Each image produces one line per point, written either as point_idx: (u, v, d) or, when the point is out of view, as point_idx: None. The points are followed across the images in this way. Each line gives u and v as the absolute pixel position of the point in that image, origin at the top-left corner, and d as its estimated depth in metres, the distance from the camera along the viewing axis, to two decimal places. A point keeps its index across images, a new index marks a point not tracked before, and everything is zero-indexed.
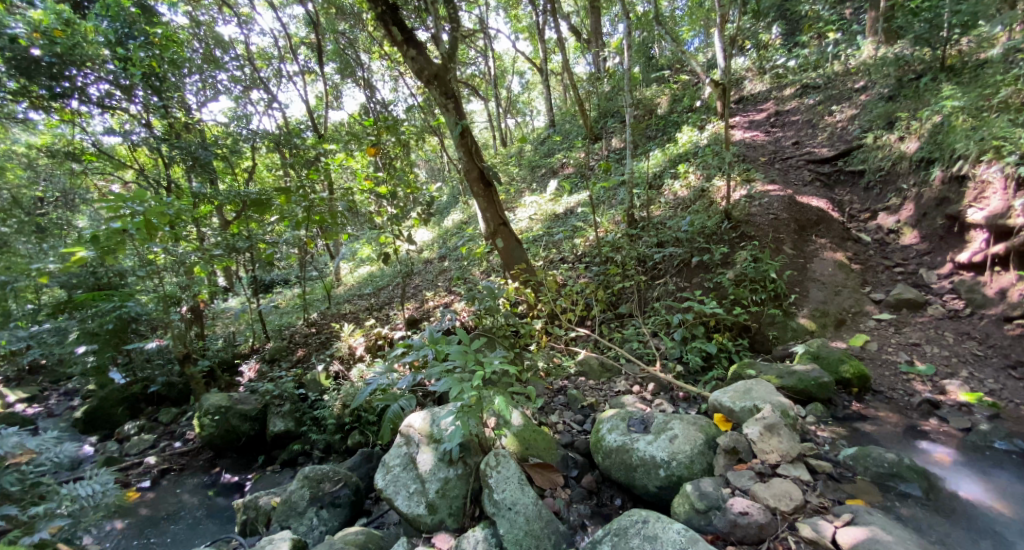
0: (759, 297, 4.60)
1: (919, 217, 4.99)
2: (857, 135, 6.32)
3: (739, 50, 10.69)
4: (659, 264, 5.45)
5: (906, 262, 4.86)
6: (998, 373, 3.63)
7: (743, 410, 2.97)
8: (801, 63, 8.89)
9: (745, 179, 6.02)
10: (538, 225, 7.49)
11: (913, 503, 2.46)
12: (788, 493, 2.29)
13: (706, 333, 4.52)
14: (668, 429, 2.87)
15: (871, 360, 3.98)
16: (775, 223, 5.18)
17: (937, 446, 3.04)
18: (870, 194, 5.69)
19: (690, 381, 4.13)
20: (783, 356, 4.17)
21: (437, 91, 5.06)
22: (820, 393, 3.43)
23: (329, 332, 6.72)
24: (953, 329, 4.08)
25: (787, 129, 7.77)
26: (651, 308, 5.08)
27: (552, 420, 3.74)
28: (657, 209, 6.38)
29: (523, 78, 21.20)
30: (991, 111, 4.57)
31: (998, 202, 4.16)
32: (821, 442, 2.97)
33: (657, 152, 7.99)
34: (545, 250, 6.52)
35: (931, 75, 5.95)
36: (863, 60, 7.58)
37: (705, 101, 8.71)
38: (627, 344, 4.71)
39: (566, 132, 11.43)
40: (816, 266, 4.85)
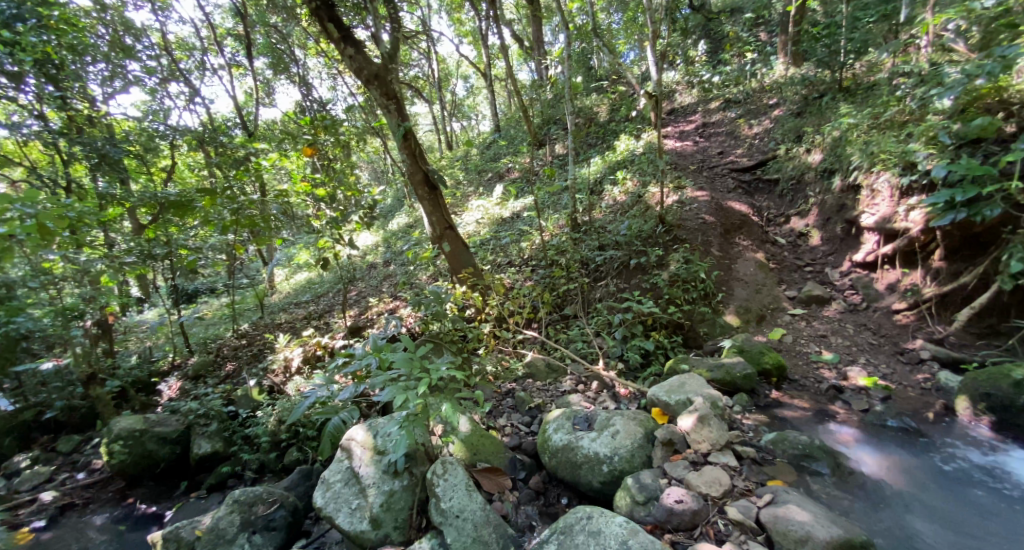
0: (691, 296, 4.92)
1: (824, 221, 5.55)
2: (771, 146, 6.91)
3: (670, 64, 11.36)
4: (601, 266, 5.64)
5: (814, 262, 5.41)
6: (889, 360, 4.12)
7: (679, 403, 3.15)
8: (724, 78, 9.57)
9: (676, 186, 6.39)
10: (485, 229, 7.52)
11: (823, 482, 2.70)
12: (717, 479, 2.44)
13: (645, 331, 4.77)
14: (609, 425, 2.98)
15: (787, 351, 4.37)
16: (703, 228, 5.56)
17: (842, 427, 3.38)
18: (784, 200, 6.23)
19: (631, 378, 4.33)
20: (712, 350, 4.51)
21: (377, 92, 4.90)
22: (745, 384, 3.71)
23: (262, 344, 6.33)
24: (854, 322, 4.61)
25: (712, 140, 8.39)
26: (594, 309, 5.26)
27: (500, 424, 3.73)
28: (598, 213, 6.60)
29: (467, 83, 21.14)
30: (876, 127, 5.12)
31: (886, 208, 4.73)
32: (746, 430, 3.21)
33: (597, 159, 8.31)
34: (493, 254, 6.54)
35: (831, 94, 6.64)
36: (776, 79, 8.33)
37: (640, 112, 9.18)
38: (573, 344, 4.85)
39: (511, 137, 11.57)
40: (740, 266, 5.25)
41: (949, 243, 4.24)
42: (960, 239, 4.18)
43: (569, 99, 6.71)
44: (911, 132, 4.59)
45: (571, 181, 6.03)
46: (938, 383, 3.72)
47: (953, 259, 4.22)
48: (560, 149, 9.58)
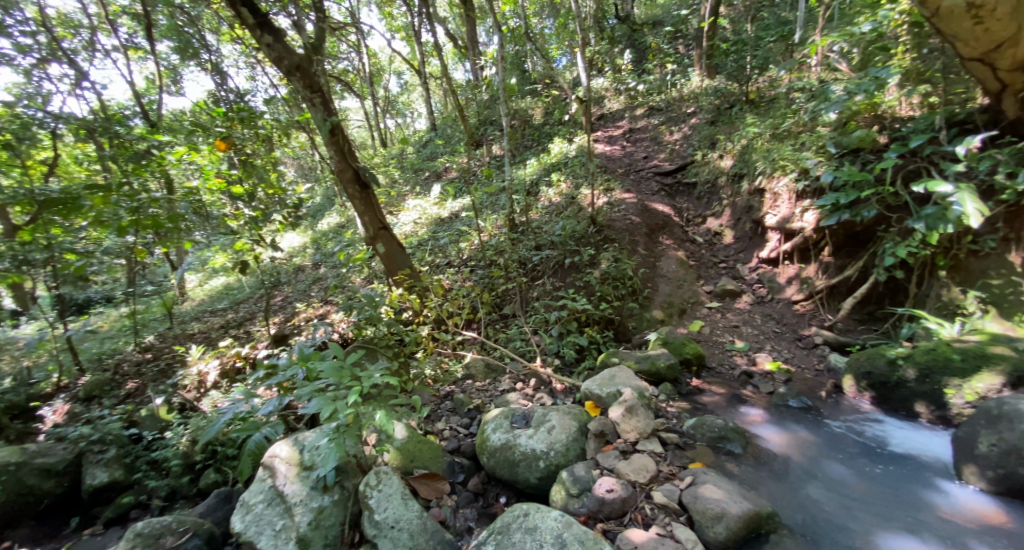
0: (621, 293, 5.17)
1: (734, 222, 6.07)
2: (690, 152, 7.43)
3: (598, 71, 11.82)
4: (538, 266, 5.73)
5: (728, 258, 5.89)
6: (790, 346, 4.60)
7: (610, 395, 3.28)
8: (647, 87, 10.13)
9: (606, 189, 6.67)
10: (422, 229, 7.36)
11: (736, 460, 2.95)
12: (644, 466, 2.57)
13: (579, 327, 4.92)
14: (546, 421, 3.04)
15: (706, 342, 4.73)
16: (631, 228, 5.85)
17: (752, 409, 3.71)
18: (702, 202, 6.71)
19: (566, 374, 4.45)
20: (640, 343, 4.77)
21: (300, 84, 4.60)
22: (670, 374, 3.96)
23: (171, 357, 5.72)
24: (762, 312, 5.09)
25: (638, 144, 8.86)
26: (531, 308, 5.34)
27: (437, 428, 3.66)
28: (535, 213, 6.69)
29: (400, 79, 20.58)
30: (776, 136, 5.67)
31: (786, 209, 5.26)
32: (670, 417, 3.42)
33: (533, 161, 8.45)
34: (431, 254, 6.40)
35: (739, 105, 7.27)
36: (693, 89, 8.96)
37: (572, 116, 9.47)
38: (511, 343, 4.89)
39: (447, 136, 11.43)
40: (664, 264, 5.60)
41: (836, 240, 4.84)
42: (844, 237, 4.81)
43: (503, 100, 6.73)
44: (804, 142, 5.15)
45: (508, 182, 6.07)
46: (829, 364, 4.21)
47: (839, 254, 4.85)
48: (496, 150, 9.62)
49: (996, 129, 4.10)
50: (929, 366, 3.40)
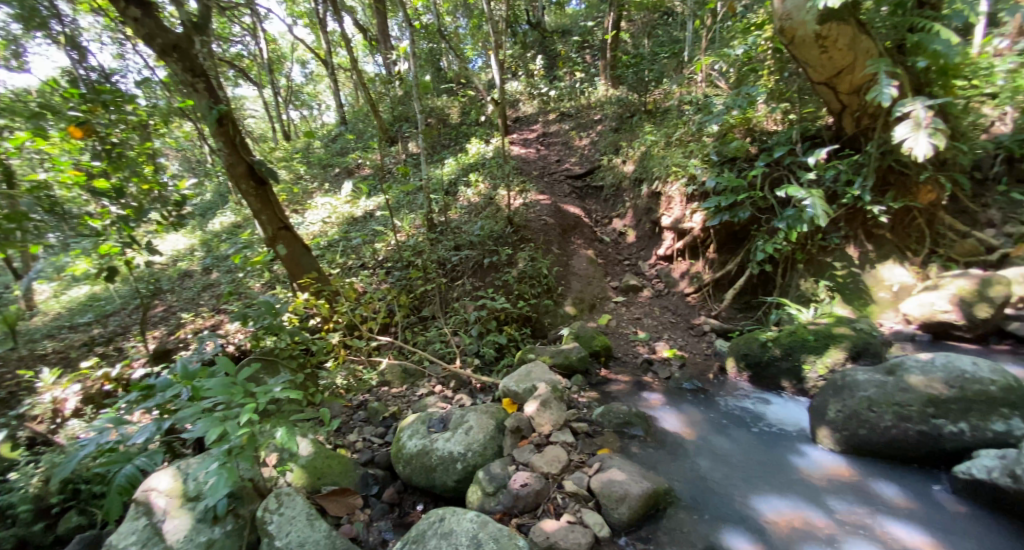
0: (537, 291, 5.32)
1: (636, 222, 6.53)
2: (597, 157, 7.86)
3: (512, 74, 12.04)
4: (457, 266, 5.68)
5: (633, 256, 6.33)
6: (684, 334, 5.07)
7: (526, 391, 3.35)
8: (559, 93, 10.53)
9: (522, 190, 6.82)
10: (333, 229, 6.91)
11: (638, 442, 3.17)
12: (556, 457, 2.67)
13: (498, 326, 4.97)
14: (463, 422, 3.03)
15: (613, 334, 5.04)
16: (545, 228, 6.05)
17: (653, 394, 4.03)
18: (608, 204, 7.13)
19: (485, 373, 4.47)
20: (556, 338, 4.95)
21: (178, 65, 4.09)
22: (581, 366, 4.14)
23: (14, 384, 4.73)
24: (662, 305, 5.54)
25: (552, 148, 9.17)
26: (450, 309, 5.28)
27: (348, 440, 3.46)
28: (454, 213, 6.60)
29: (305, 68, 19.15)
30: (670, 143, 6.18)
31: (678, 211, 5.75)
32: (582, 407, 3.59)
33: (450, 160, 8.35)
34: (343, 256, 6.02)
35: (639, 114, 7.85)
36: (600, 97, 9.49)
37: (488, 117, 9.54)
38: (430, 346, 4.79)
39: (359, 131, 10.87)
40: (576, 262, 5.87)
41: (719, 238, 5.42)
42: (725, 236, 5.42)
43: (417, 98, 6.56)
44: (693, 149, 5.69)
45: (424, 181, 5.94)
46: (715, 349, 4.72)
47: (722, 251, 5.45)
48: (412, 148, 9.35)
49: (840, 143, 4.92)
50: (791, 345, 3.97)
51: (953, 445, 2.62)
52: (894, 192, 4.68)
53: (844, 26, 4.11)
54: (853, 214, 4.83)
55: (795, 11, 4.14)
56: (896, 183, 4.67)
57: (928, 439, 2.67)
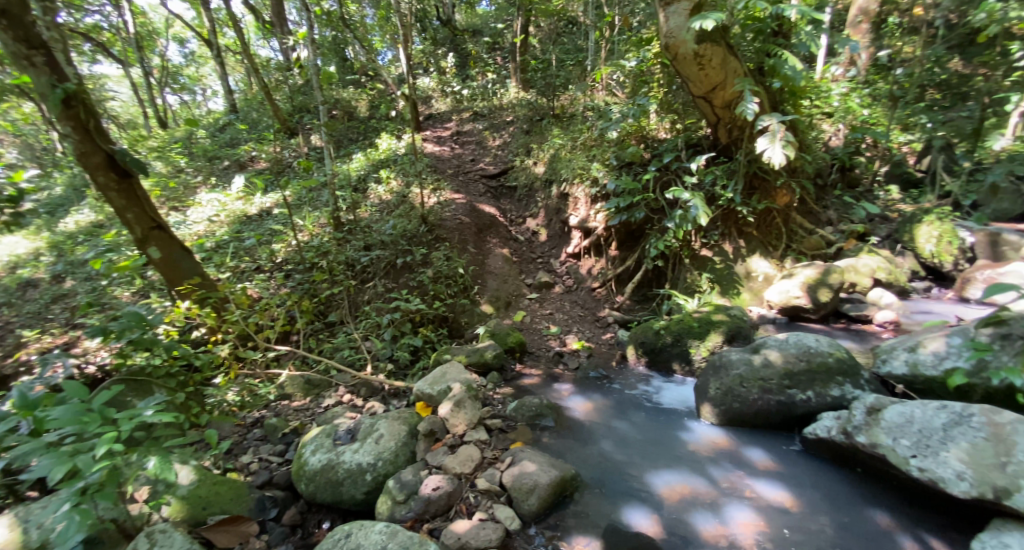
0: (452, 290, 5.27)
1: (548, 221, 6.75)
2: (510, 157, 8.00)
3: (424, 70, 11.78)
4: (368, 267, 5.41)
5: (545, 254, 6.54)
6: (592, 327, 5.37)
7: (440, 393, 3.30)
8: (471, 92, 10.54)
9: (435, 188, 6.71)
10: (222, 229, 6.18)
11: (549, 432, 3.30)
12: (469, 456, 2.68)
13: (413, 328, 4.84)
14: (373, 430, 2.91)
15: (527, 330, 5.18)
16: (460, 227, 6.03)
17: (564, 385, 4.20)
18: (522, 204, 7.29)
19: (399, 377, 4.33)
20: (472, 337, 4.96)
21: (6, 32, 3.35)
22: (495, 363, 4.19)
23: None
24: (572, 300, 5.81)
25: (466, 147, 9.14)
26: (361, 312, 5.04)
27: (241, 462, 3.13)
28: (363, 211, 6.28)
29: (185, 47, 16.93)
30: (575, 145, 6.48)
31: (584, 211, 6.06)
32: (496, 403, 3.63)
33: (358, 156, 7.93)
34: (235, 258, 5.41)
35: (548, 117, 8.13)
36: (512, 98, 9.66)
37: (399, 112, 9.22)
38: (338, 353, 4.52)
39: (253, 120, 9.87)
40: (491, 261, 5.93)
41: (619, 237, 5.82)
42: (624, 234, 5.84)
43: (318, 88, 6.11)
44: (595, 153, 6.04)
45: (330, 177, 5.58)
46: (618, 339, 5.07)
47: (622, 248, 5.84)
48: (316, 141, 8.73)
49: (717, 151, 5.54)
50: (680, 332, 4.40)
51: (803, 410, 3.08)
52: (758, 194, 5.38)
53: (716, 47, 4.65)
54: (727, 214, 5.46)
55: (677, 30, 4.64)
56: (760, 187, 5.38)
57: (786, 407, 3.12)
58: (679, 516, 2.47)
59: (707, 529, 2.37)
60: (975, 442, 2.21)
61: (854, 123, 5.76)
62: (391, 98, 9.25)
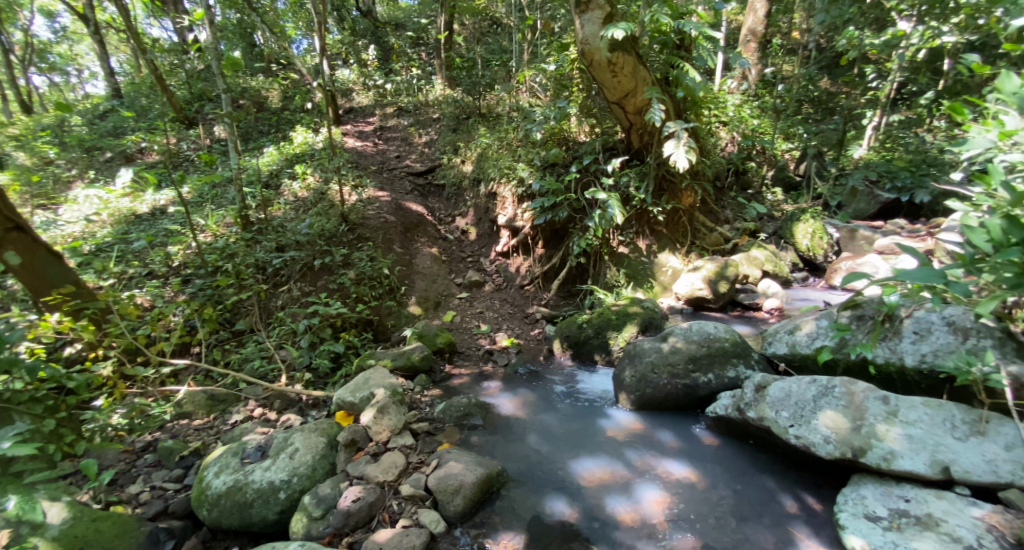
0: (377, 292, 5.07)
1: (477, 220, 6.73)
2: (437, 155, 7.87)
3: (343, 62, 11.21)
4: (281, 270, 5.04)
5: (474, 254, 6.52)
6: (521, 324, 5.46)
7: (362, 399, 3.17)
8: (395, 87, 10.22)
9: (357, 185, 6.42)
10: (103, 229, 5.40)
11: (476, 431, 3.30)
12: (393, 463, 2.61)
13: (334, 333, 4.57)
14: (287, 446, 2.73)
15: (457, 330, 5.16)
16: (384, 226, 5.84)
17: (492, 383, 4.23)
18: (450, 203, 7.20)
19: (319, 386, 4.09)
20: (398, 341, 4.81)
21: None
22: (423, 365, 4.10)
23: None
24: (502, 298, 5.86)
25: (390, 143, 8.83)
26: (274, 319, 4.67)
27: (129, 492, 2.76)
28: (276, 210, 5.83)
29: (52, 18, 14.57)
30: (501, 145, 6.52)
31: (511, 210, 6.13)
32: (423, 407, 3.57)
33: (270, 149, 7.35)
34: (121, 262, 4.76)
35: (474, 115, 8.11)
36: (437, 95, 9.50)
37: (316, 104, 8.69)
38: (248, 364, 4.16)
39: (142, 107, 8.76)
40: (419, 261, 5.80)
41: (545, 236, 5.99)
42: (549, 233, 6.02)
43: (217, 72, 5.50)
44: (520, 153, 6.15)
45: (235, 171, 5.09)
46: (545, 334, 5.20)
47: (548, 247, 6.03)
48: (220, 133, 7.95)
49: (630, 155, 5.88)
50: (601, 325, 4.62)
51: (706, 392, 3.39)
52: (667, 195, 5.81)
53: (626, 56, 4.94)
54: (640, 214, 5.84)
55: (592, 38, 4.85)
56: (669, 188, 5.81)
57: (692, 390, 3.41)
58: (598, 500, 2.60)
59: (622, 510, 2.52)
60: (838, 410, 2.58)
61: (746, 132, 6.42)
62: (306, 89, 8.66)
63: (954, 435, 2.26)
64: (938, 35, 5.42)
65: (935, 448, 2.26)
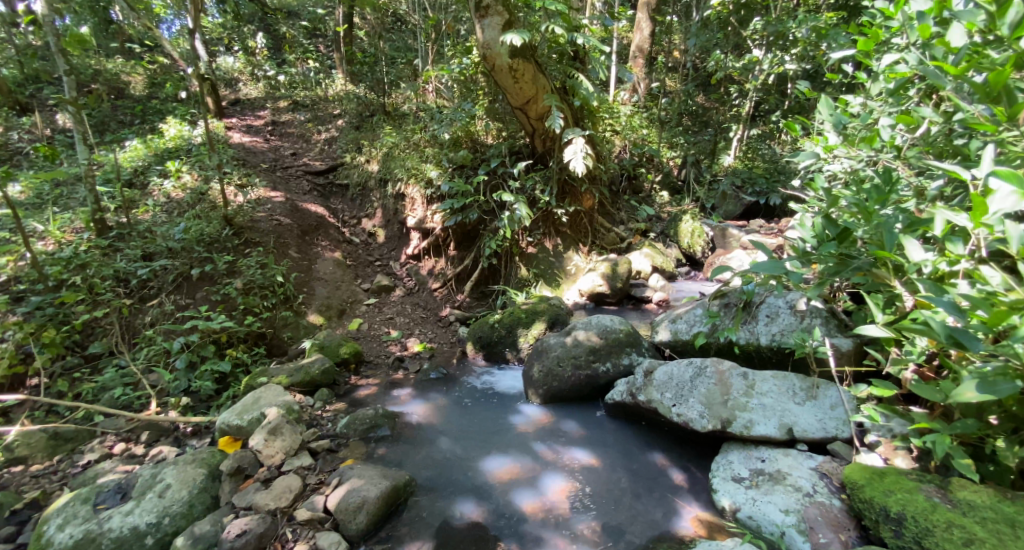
0: (271, 302, 4.63)
1: (385, 222, 6.45)
2: (339, 153, 7.43)
3: (226, 48, 10.14)
4: (150, 282, 4.40)
5: (383, 257, 6.26)
6: (433, 327, 5.37)
7: (251, 421, 2.89)
8: (289, 79, 9.46)
9: (243, 184, 5.81)
10: None
11: (384, 441, 3.18)
12: (286, 488, 2.43)
13: (218, 351, 4.08)
14: (155, 484, 2.41)
15: (364, 338, 4.94)
16: (278, 229, 5.38)
17: (403, 390, 4.10)
18: (355, 204, 6.83)
19: (201, 411, 3.64)
20: (296, 354, 4.45)
21: None
22: (324, 379, 3.85)
23: None
24: (413, 302, 5.73)
25: (285, 139, 8.15)
26: (141, 338, 4.06)
27: None
28: (143, 212, 5.05)
29: None
30: (407, 145, 6.33)
31: (420, 212, 5.95)
32: (325, 423, 3.35)
33: (134, 143, 6.37)
34: None
35: (378, 113, 7.78)
36: (337, 90, 8.95)
37: (193, 93, 7.73)
38: (106, 393, 3.56)
39: None
40: (319, 266, 5.45)
41: (456, 238, 5.95)
42: (461, 235, 5.99)
43: (57, 50, 4.61)
44: (427, 154, 6.01)
45: (86, 167, 4.29)
46: (459, 336, 5.18)
47: (460, 248, 5.98)
48: (65, 122, 6.72)
49: (535, 159, 6.08)
50: (511, 324, 4.71)
51: (606, 381, 3.63)
52: (570, 198, 6.10)
53: (526, 63, 5.11)
54: (546, 216, 6.07)
55: (492, 43, 4.94)
56: (570, 191, 6.10)
57: (593, 380, 3.62)
58: (506, 497, 2.65)
59: (529, 504, 2.60)
60: (710, 387, 2.92)
61: (637, 140, 7.00)
62: (179, 76, 7.65)
63: (795, 401, 2.68)
64: (783, 63, 6.40)
65: (782, 413, 2.66)
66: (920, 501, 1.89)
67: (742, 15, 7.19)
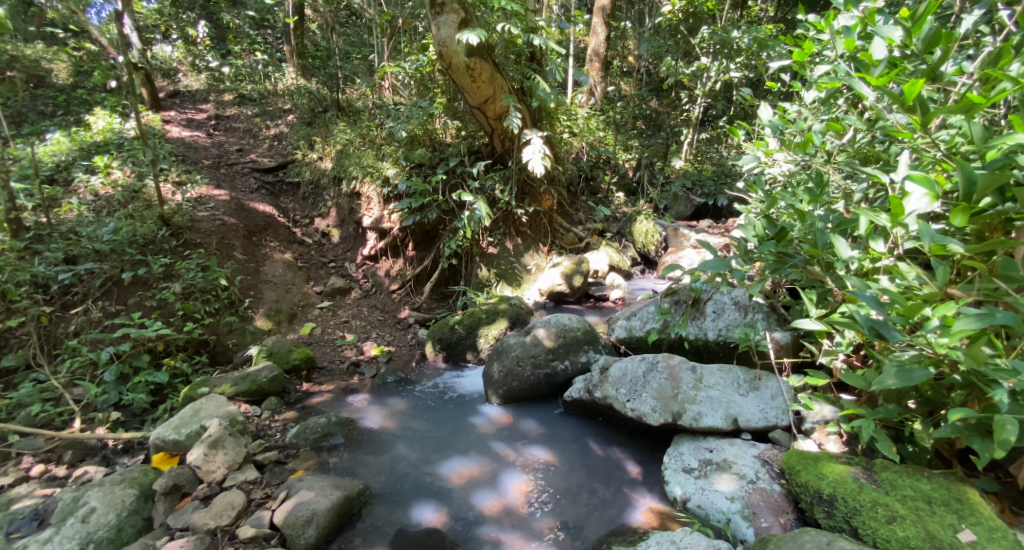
0: (213, 307, 4.35)
1: (340, 222, 6.23)
2: (289, 150, 7.11)
3: (162, 36, 9.57)
4: (74, 287, 4.05)
5: (337, 258, 6.04)
6: (391, 330, 5.25)
7: (189, 436, 2.70)
8: (234, 71, 8.99)
9: (181, 181, 5.43)
10: None
11: (338, 449, 3.06)
12: (228, 504, 2.30)
13: (153, 360, 3.81)
14: (78, 508, 2.23)
15: (317, 343, 4.76)
16: (221, 230, 5.09)
17: (358, 396, 3.97)
18: (307, 203, 6.56)
19: (133, 426, 3.36)
20: (242, 362, 4.22)
21: None
22: (273, 387, 3.67)
23: None
24: (369, 304, 5.57)
25: (230, 135, 7.71)
26: (64, 350, 3.74)
27: None
28: (66, 211, 4.63)
29: None
30: (363, 142, 6.13)
31: (376, 211, 5.79)
32: (273, 433, 3.19)
33: (56, 135, 5.82)
34: None
35: (331, 109, 7.49)
36: (287, 84, 8.54)
37: (125, 84, 7.20)
38: (22, 411, 3.24)
39: None
40: (267, 268, 5.20)
41: (415, 238, 5.83)
42: (420, 235, 5.87)
43: None
44: (384, 152, 5.84)
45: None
46: (419, 338, 5.09)
47: (418, 248, 5.87)
48: None
49: (494, 159, 6.08)
50: (471, 325, 4.68)
51: (564, 378, 3.67)
52: (529, 198, 6.13)
53: (483, 63, 5.08)
54: (506, 216, 6.07)
55: (448, 41, 4.87)
56: (530, 192, 6.14)
57: (551, 378, 3.66)
58: (464, 499, 2.63)
59: (488, 504, 2.59)
60: (661, 382, 3.01)
61: (594, 142, 7.13)
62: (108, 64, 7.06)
63: (739, 392, 2.82)
64: (728, 70, 6.75)
65: (727, 404, 2.78)
66: (849, 482, 2.03)
67: (691, 24, 7.51)
